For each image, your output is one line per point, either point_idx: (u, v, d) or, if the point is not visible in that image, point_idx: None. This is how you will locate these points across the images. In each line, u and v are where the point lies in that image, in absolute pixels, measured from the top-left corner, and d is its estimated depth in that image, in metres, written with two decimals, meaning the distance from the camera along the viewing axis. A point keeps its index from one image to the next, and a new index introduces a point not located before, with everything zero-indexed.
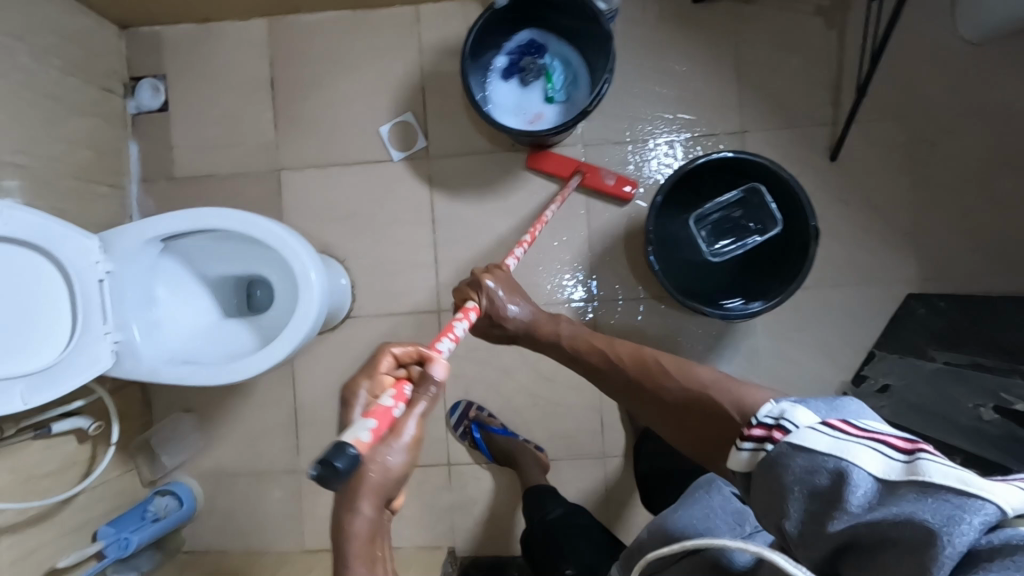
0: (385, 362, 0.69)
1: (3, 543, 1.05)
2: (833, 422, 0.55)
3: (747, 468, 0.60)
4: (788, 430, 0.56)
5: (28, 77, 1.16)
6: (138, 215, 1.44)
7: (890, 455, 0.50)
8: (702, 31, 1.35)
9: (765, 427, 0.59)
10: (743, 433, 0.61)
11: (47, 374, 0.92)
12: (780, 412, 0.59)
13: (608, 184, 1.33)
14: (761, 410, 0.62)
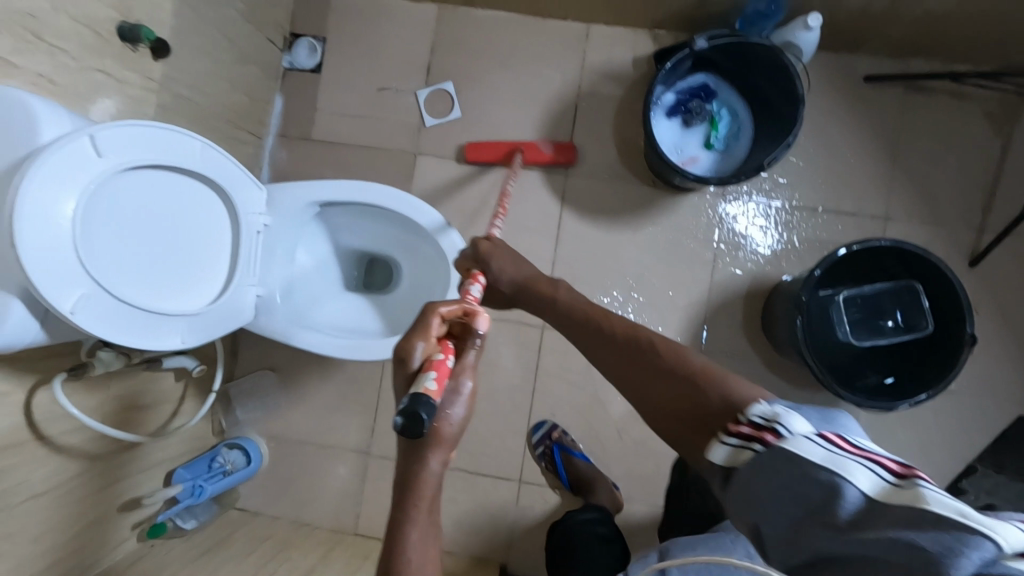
0: (435, 322, 0.67)
1: (97, 469, 1.04)
2: (831, 437, 0.54)
3: (728, 464, 0.58)
4: (781, 435, 0.55)
5: (217, 17, 1.16)
6: (269, 167, 1.45)
7: (887, 479, 0.49)
8: (866, 109, 1.34)
9: (756, 428, 0.58)
10: (731, 428, 0.61)
11: (199, 316, 0.88)
12: (774, 415, 0.58)
13: (547, 154, 1.37)
14: (753, 409, 0.60)
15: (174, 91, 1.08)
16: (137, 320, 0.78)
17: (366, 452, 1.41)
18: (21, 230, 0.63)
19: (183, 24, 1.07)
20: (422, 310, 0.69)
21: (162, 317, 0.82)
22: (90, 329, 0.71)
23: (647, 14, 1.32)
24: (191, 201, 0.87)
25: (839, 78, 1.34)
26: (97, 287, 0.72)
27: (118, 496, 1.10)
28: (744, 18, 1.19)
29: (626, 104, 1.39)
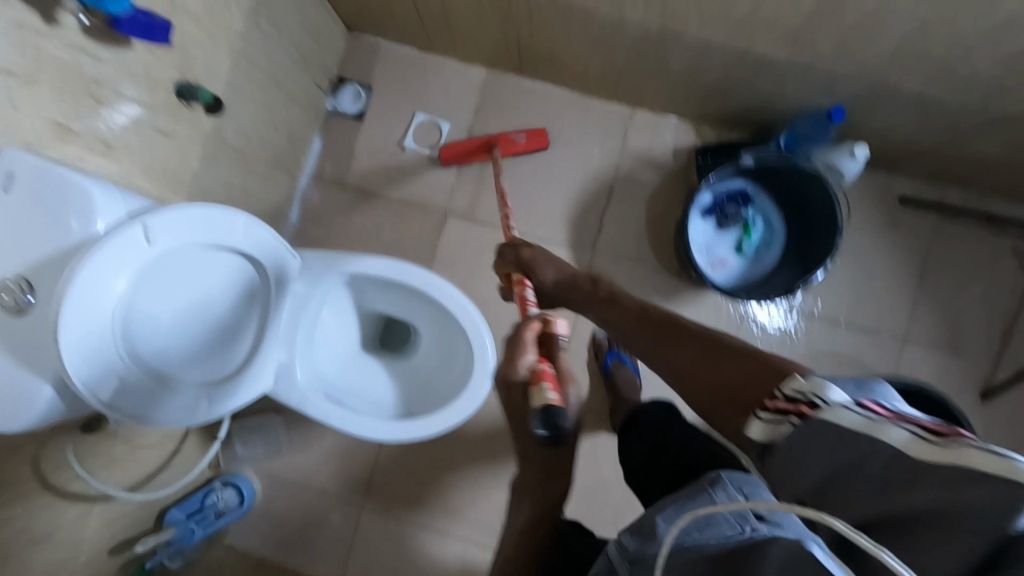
0: (528, 340, 0.76)
1: (95, 512, 1.03)
2: (867, 402, 0.44)
3: (764, 439, 0.48)
4: (817, 404, 0.45)
5: (273, 68, 1.17)
6: (299, 207, 1.44)
7: (926, 436, 0.40)
8: (898, 229, 1.34)
9: (791, 400, 0.47)
10: (767, 402, 0.50)
11: (228, 394, 0.87)
12: (810, 381, 0.47)
13: (522, 143, 1.37)
14: (790, 383, 0.49)
15: (222, 141, 1.08)
16: (158, 399, 0.79)
17: (361, 504, 1.40)
18: (60, 321, 0.65)
19: (240, 77, 1.07)
20: (514, 333, 0.77)
21: (184, 394, 0.82)
22: (112, 411, 0.73)
23: (695, 109, 1.33)
24: (231, 276, 0.88)
25: (875, 194, 1.35)
26: (124, 368, 0.74)
27: (110, 535, 1.10)
28: (795, 135, 1.17)
29: (661, 191, 1.40)
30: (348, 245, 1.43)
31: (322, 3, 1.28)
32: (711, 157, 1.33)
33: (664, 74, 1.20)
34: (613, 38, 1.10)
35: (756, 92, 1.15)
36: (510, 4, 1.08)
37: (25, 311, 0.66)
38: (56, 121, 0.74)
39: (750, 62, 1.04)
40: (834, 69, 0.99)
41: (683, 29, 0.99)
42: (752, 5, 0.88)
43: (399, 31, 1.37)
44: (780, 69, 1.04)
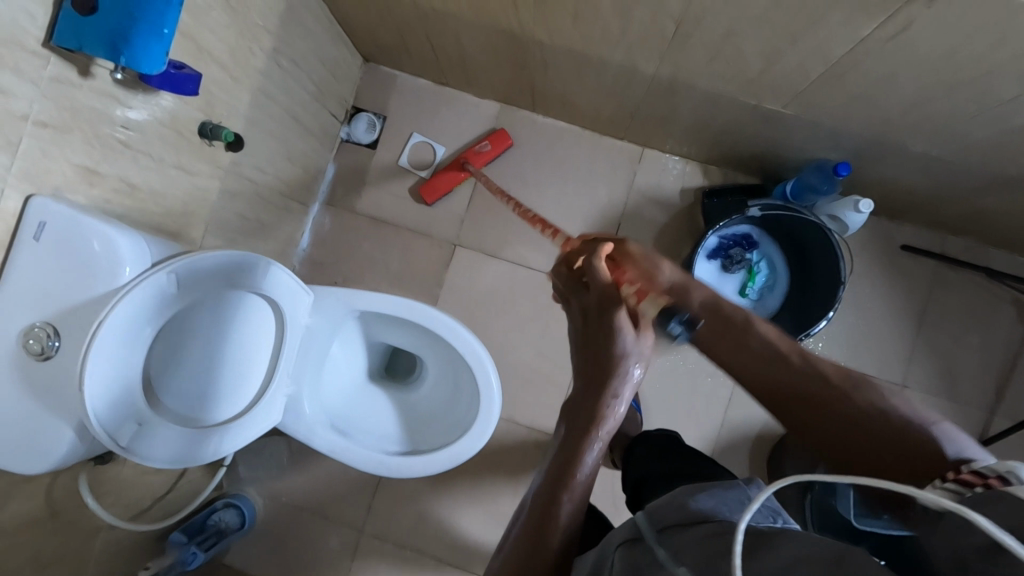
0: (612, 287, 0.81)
1: (101, 538, 1.05)
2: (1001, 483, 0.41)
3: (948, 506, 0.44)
4: (1009, 480, 0.40)
5: (290, 102, 1.19)
6: (310, 233, 1.46)
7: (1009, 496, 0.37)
8: (899, 275, 1.36)
9: (977, 476, 0.43)
10: (951, 476, 0.46)
11: (235, 429, 0.90)
12: (1003, 465, 0.42)
13: (488, 151, 1.41)
14: (1001, 464, 0.43)
15: (239, 175, 1.11)
16: (175, 438, 0.82)
17: (360, 529, 1.41)
18: (88, 367, 0.69)
19: (258, 113, 1.10)
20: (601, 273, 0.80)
21: (198, 431, 0.86)
22: (131, 452, 0.76)
23: (702, 152, 1.35)
24: (246, 317, 0.92)
25: (877, 241, 1.37)
26: (143, 408, 0.78)
27: (113, 559, 1.11)
28: (800, 183, 1.19)
29: (667, 230, 1.42)
30: (357, 272, 1.45)
31: (339, 38, 1.31)
32: (716, 199, 1.35)
33: (673, 120, 1.22)
34: (625, 87, 1.12)
35: (763, 142, 1.17)
36: (526, 51, 1.10)
37: (50, 356, 0.69)
38: (85, 167, 0.76)
39: (759, 117, 1.07)
40: (840, 128, 1.01)
41: (695, 84, 1.01)
42: (764, 68, 0.90)
43: (414, 65, 1.40)
44: (787, 125, 1.06)
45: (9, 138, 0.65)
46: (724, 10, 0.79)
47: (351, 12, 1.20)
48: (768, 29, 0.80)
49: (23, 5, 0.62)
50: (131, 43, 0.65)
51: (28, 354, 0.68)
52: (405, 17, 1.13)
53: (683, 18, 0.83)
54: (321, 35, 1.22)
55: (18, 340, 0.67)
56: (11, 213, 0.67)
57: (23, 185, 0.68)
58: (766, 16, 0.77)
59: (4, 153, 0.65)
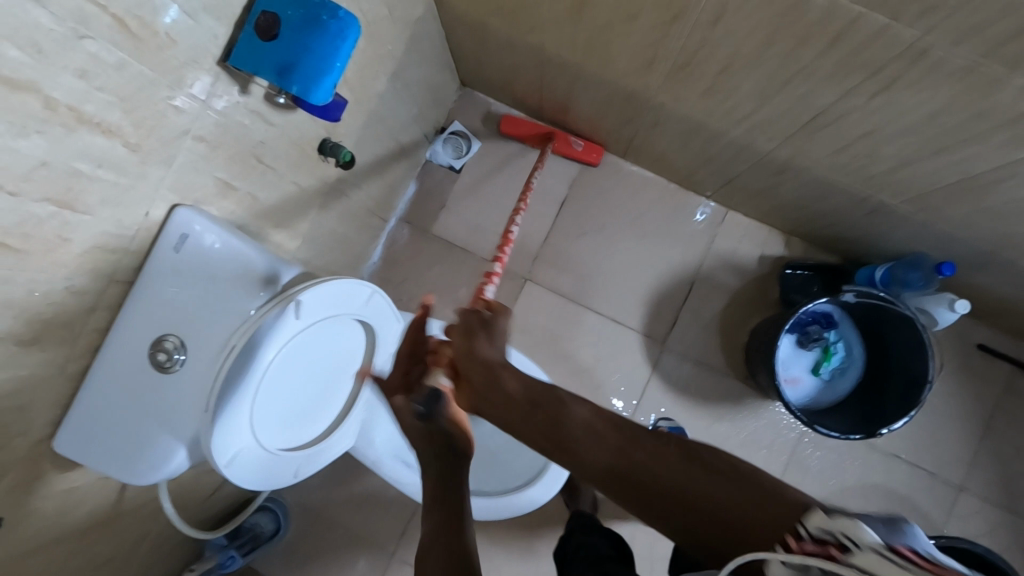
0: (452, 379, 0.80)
1: (155, 539, 1.03)
2: (903, 548, 0.38)
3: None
4: (849, 552, 0.39)
5: (395, 123, 1.19)
6: (382, 248, 1.45)
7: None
8: (972, 376, 1.34)
9: (819, 542, 0.42)
10: (791, 544, 0.44)
11: (312, 455, 0.88)
12: (836, 519, 0.42)
13: (579, 150, 1.40)
14: (813, 518, 0.44)
15: (339, 192, 1.11)
16: (267, 465, 0.80)
17: (389, 555, 1.38)
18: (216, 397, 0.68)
19: (368, 132, 1.10)
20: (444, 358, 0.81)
21: (285, 459, 0.84)
22: (232, 480, 0.74)
23: (788, 225, 1.34)
24: (345, 341, 0.90)
25: (953, 338, 1.35)
26: (250, 439, 0.76)
27: (157, 560, 1.08)
28: (891, 273, 1.17)
29: (739, 296, 1.41)
30: (423, 294, 1.44)
31: (446, 64, 1.31)
32: (793, 272, 1.34)
33: (769, 195, 1.21)
34: (732, 157, 1.11)
35: (861, 230, 1.16)
36: (640, 108, 1.10)
37: (172, 369, 0.70)
38: (223, 181, 0.76)
39: (869, 207, 1.05)
40: (951, 231, 1.00)
41: (810, 168, 1.01)
42: (893, 167, 0.89)
43: (511, 98, 1.40)
44: (895, 219, 1.05)
45: (169, 152, 0.65)
46: (875, 110, 0.78)
47: (465, 44, 1.20)
48: (915, 133, 0.79)
49: (213, 27, 0.63)
50: (303, 69, 0.65)
51: (153, 366, 0.69)
52: (522, 56, 1.13)
53: (826, 110, 0.83)
54: (432, 60, 1.23)
55: (146, 352, 0.69)
56: (155, 223, 0.68)
57: (169, 196, 0.68)
58: (919, 121, 0.77)
59: (161, 166, 0.65)
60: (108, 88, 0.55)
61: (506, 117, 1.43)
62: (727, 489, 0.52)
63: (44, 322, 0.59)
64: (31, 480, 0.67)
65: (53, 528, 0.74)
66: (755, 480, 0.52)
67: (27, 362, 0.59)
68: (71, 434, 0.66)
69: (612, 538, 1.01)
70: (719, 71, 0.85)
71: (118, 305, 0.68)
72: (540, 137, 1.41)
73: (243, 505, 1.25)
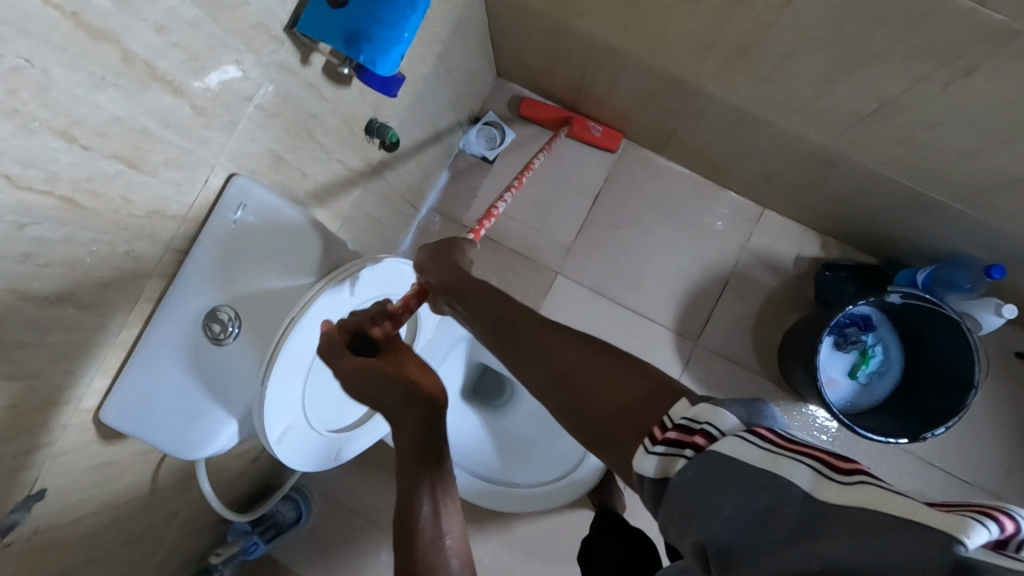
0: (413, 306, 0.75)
1: (185, 518, 1.01)
2: (762, 430, 0.40)
3: (658, 478, 0.43)
4: (714, 438, 0.41)
5: (435, 107, 1.18)
6: (412, 236, 1.44)
7: (825, 474, 0.36)
8: (1011, 383, 1.31)
9: (683, 430, 0.43)
10: (656, 434, 0.44)
11: (354, 437, 0.86)
12: (700, 409, 0.43)
13: (596, 137, 1.39)
14: (678, 409, 0.45)
15: (379, 174, 1.10)
16: (314, 444, 0.79)
17: None
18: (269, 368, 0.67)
19: (410, 115, 1.09)
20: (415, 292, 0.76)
21: (329, 440, 0.82)
22: (281, 457, 0.73)
23: (826, 224, 1.32)
24: None
25: (993, 344, 1.32)
26: (298, 414, 0.74)
27: (183, 541, 1.06)
28: (934, 276, 1.15)
29: (774, 295, 1.39)
30: None
31: (485, 52, 1.30)
32: (830, 272, 1.32)
33: (811, 191, 1.20)
34: (778, 150, 1.10)
35: (905, 229, 1.14)
36: (686, 98, 1.09)
37: (225, 341, 0.70)
38: (277, 152, 0.75)
39: (919, 204, 1.04)
40: (1005, 230, 0.98)
41: (862, 161, 0.99)
42: (953, 160, 0.88)
43: (549, 89, 1.39)
44: (945, 218, 1.03)
45: (232, 117, 0.64)
46: (942, 100, 0.77)
47: (509, 30, 1.19)
48: (983, 123, 0.77)
49: None
50: (372, 40, 0.64)
51: (206, 338, 0.69)
52: (567, 43, 1.12)
53: (890, 99, 0.81)
54: (474, 47, 1.22)
55: (200, 322, 0.69)
56: (213, 191, 0.67)
57: (228, 164, 0.67)
58: (989, 110, 0.75)
59: (223, 132, 0.64)
60: (183, 45, 0.54)
61: (529, 99, 1.43)
62: (613, 383, 0.51)
63: (102, 285, 0.58)
64: (77, 448, 0.66)
65: (94, 499, 0.73)
66: (648, 375, 0.50)
67: (84, 326, 0.58)
68: (121, 402, 0.65)
69: (641, 544, 1.00)
70: (780, 57, 0.84)
71: (171, 274, 0.67)
72: (558, 122, 1.41)
73: (268, 491, 1.23)
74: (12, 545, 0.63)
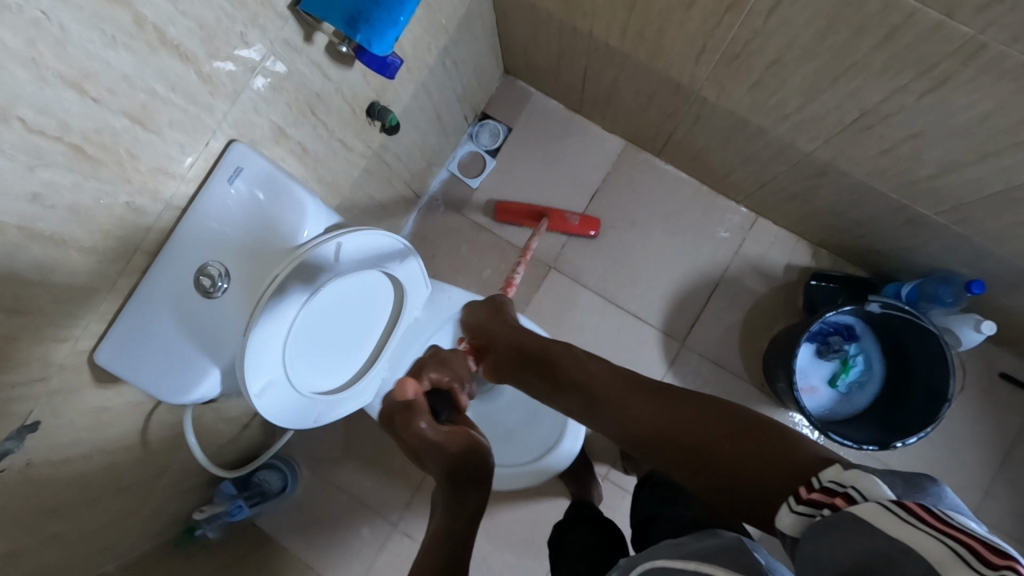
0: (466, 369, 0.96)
1: (174, 473, 1.05)
2: (912, 504, 0.38)
3: (799, 533, 0.45)
4: (853, 501, 0.41)
5: (442, 97, 1.22)
6: (413, 223, 1.48)
7: (966, 560, 0.33)
8: (994, 403, 1.32)
9: (828, 492, 0.44)
10: (803, 493, 0.47)
11: (333, 403, 0.92)
12: (851, 475, 0.44)
13: (574, 226, 1.41)
14: (830, 474, 0.46)
15: (382, 158, 1.14)
16: (291, 402, 0.83)
17: (392, 524, 1.39)
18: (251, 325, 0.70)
19: (416, 102, 1.13)
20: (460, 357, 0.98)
21: (305, 401, 0.86)
22: (257, 411, 0.77)
23: (817, 234, 1.34)
24: (374, 294, 0.91)
25: (977, 364, 1.33)
26: (278, 372, 0.79)
27: (171, 497, 1.10)
28: (920, 289, 1.17)
29: (763, 302, 1.41)
30: (449, 271, 1.46)
31: (494, 48, 1.35)
32: (822, 283, 1.33)
33: (803, 200, 1.22)
34: (771, 157, 1.12)
35: (892, 242, 1.16)
36: (683, 102, 1.12)
37: (214, 295, 0.74)
38: (278, 126, 0.79)
39: (903, 217, 1.06)
40: (988, 246, 0.99)
41: (850, 171, 1.01)
42: (934, 173, 0.90)
43: (555, 88, 1.43)
44: (931, 232, 1.05)
45: (235, 86, 0.68)
46: (923, 110, 0.79)
47: (517, 28, 1.23)
48: (960, 136, 0.80)
49: None
50: (370, 21, 0.68)
51: (196, 292, 0.73)
52: (571, 42, 1.15)
53: (873, 108, 0.84)
54: (482, 42, 1.26)
55: (190, 276, 0.73)
56: (213, 154, 0.71)
57: (229, 131, 0.71)
58: (967, 124, 0.77)
59: (227, 100, 0.68)
60: (191, 14, 0.58)
61: (500, 202, 1.45)
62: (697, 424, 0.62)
63: (103, 234, 0.63)
64: (73, 387, 0.71)
65: (86, 438, 0.78)
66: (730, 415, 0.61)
67: (83, 270, 0.63)
68: (111, 346, 0.70)
69: (608, 533, 1.03)
70: (769, 63, 0.87)
71: (170, 229, 0.71)
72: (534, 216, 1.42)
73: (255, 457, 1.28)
74: (6, 473, 0.67)
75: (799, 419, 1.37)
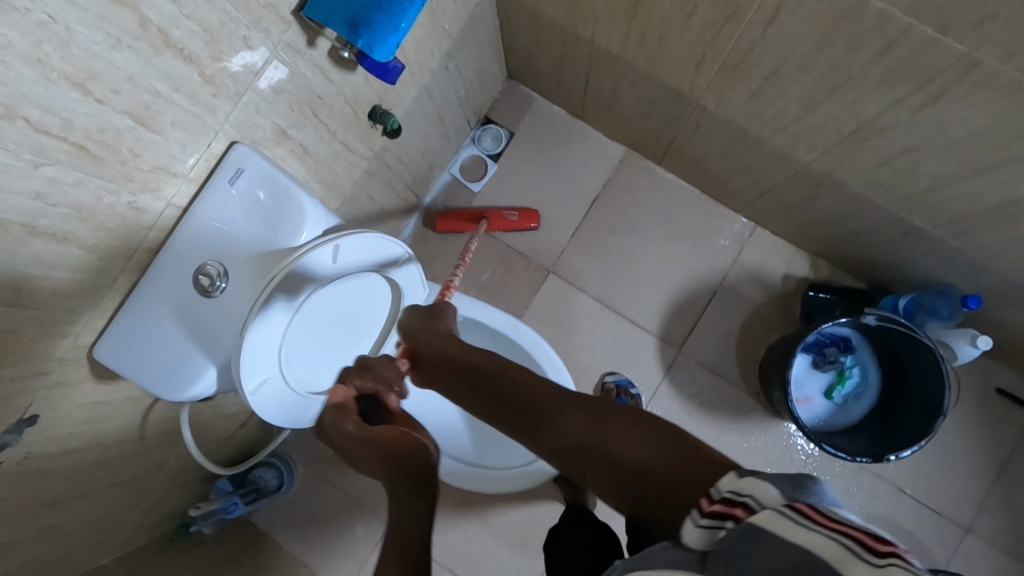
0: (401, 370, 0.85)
1: (171, 468, 1.06)
2: (804, 505, 0.38)
3: (702, 550, 0.41)
4: (752, 510, 0.39)
5: (443, 101, 1.24)
6: (414, 225, 1.49)
7: (859, 554, 0.34)
8: (990, 417, 1.32)
9: (728, 502, 0.42)
10: (703, 505, 0.43)
11: None
12: (746, 482, 0.42)
13: (513, 222, 1.43)
14: (725, 483, 0.44)
15: (383, 160, 1.15)
16: (288, 401, 0.84)
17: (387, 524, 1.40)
18: (250, 323, 0.71)
19: (417, 105, 1.14)
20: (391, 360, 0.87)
21: (303, 400, 0.87)
22: (254, 409, 0.78)
23: (816, 245, 1.35)
24: (371, 295, 0.92)
25: (974, 377, 1.33)
26: (276, 370, 0.80)
27: (167, 492, 1.11)
28: (918, 301, 1.18)
29: (761, 310, 1.42)
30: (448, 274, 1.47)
31: (496, 54, 1.36)
32: (820, 294, 1.33)
33: (801, 210, 1.22)
34: (769, 167, 1.13)
35: (889, 253, 1.16)
36: (682, 110, 1.13)
37: (213, 294, 0.75)
38: (280, 127, 0.80)
39: (899, 229, 1.06)
40: (982, 260, 1.00)
41: (847, 182, 1.02)
42: (929, 186, 0.90)
43: (557, 94, 1.44)
44: (927, 245, 1.05)
45: (238, 88, 0.69)
46: (918, 124, 0.80)
47: (519, 34, 1.24)
48: (954, 151, 0.80)
49: None
50: (371, 26, 0.69)
51: (195, 291, 0.74)
52: (572, 49, 1.16)
53: (869, 121, 0.84)
54: (485, 47, 1.27)
55: (190, 274, 0.73)
56: (216, 154, 0.72)
57: (231, 132, 0.73)
58: (960, 138, 0.78)
59: (230, 101, 0.70)
60: (196, 17, 0.59)
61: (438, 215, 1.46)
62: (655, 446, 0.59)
63: (106, 231, 0.64)
64: (73, 380, 0.72)
65: (85, 432, 0.79)
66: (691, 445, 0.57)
67: (85, 266, 0.64)
68: (112, 342, 0.71)
69: (603, 534, 1.04)
70: (767, 74, 0.87)
71: (171, 228, 0.72)
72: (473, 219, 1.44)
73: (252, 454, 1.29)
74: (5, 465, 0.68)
75: (794, 429, 1.37)
